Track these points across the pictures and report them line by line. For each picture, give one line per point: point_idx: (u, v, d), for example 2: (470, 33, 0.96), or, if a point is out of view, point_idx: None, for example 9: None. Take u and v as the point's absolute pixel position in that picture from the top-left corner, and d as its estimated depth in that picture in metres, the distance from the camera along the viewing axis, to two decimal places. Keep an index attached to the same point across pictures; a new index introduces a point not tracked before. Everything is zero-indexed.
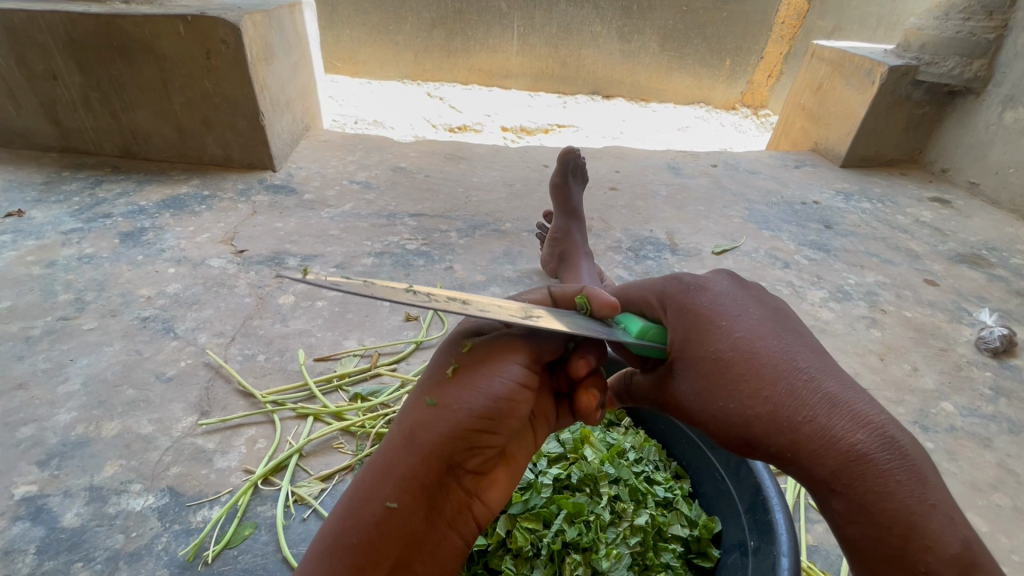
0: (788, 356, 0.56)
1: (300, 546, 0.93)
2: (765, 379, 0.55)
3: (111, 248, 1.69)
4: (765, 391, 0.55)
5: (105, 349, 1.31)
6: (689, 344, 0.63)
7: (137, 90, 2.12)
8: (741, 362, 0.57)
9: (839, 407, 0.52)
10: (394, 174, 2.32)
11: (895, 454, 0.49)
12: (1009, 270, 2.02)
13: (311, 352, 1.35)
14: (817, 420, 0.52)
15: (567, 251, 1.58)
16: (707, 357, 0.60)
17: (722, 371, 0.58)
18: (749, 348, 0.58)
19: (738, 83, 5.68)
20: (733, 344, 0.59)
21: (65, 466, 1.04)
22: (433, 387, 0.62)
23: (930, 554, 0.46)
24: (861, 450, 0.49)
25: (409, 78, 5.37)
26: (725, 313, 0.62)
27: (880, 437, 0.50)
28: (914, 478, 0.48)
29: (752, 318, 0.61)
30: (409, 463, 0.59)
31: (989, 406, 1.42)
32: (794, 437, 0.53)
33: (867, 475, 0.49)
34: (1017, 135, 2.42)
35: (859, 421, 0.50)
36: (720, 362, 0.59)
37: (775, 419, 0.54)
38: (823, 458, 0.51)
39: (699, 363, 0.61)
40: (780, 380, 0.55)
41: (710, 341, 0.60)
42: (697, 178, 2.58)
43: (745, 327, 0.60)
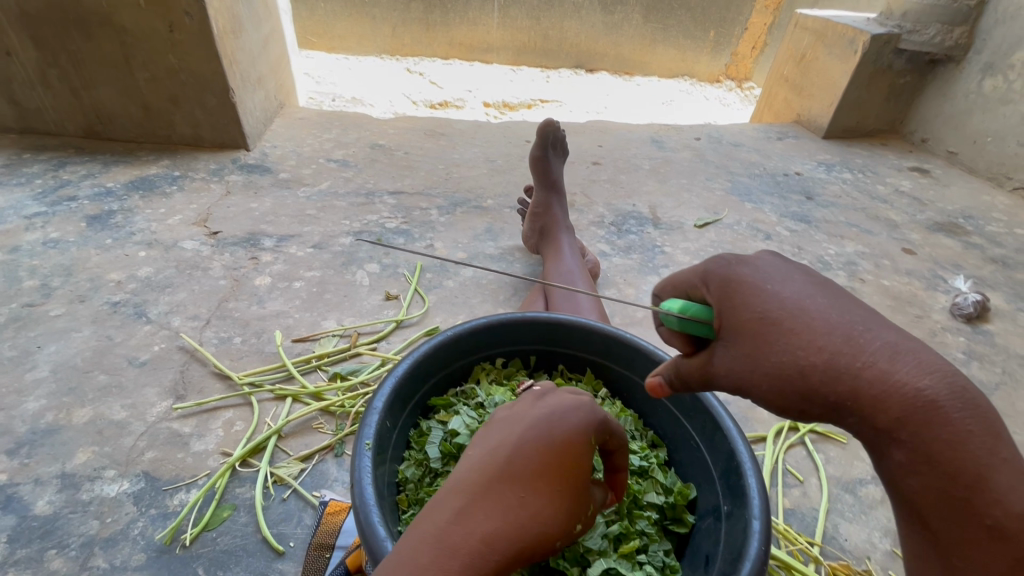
0: (845, 313, 0.52)
1: (279, 526, 0.93)
2: (819, 331, 0.51)
3: (77, 231, 1.64)
4: (822, 341, 0.51)
5: (74, 335, 1.28)
6: (731, 309, 0.57)
7: (97, 66, 2.03)
8: (797, 319, 0.53)
9: (902, 355, 0.49)
10: (372, 151, 2.27)
11: (964, 402, 0.48)
12: (985, 237, 2.05)
13: (289, 333, 1.33)
14: (880, 365, 0.49)
15: (547, 226, 1.57)
16: (755, 319, 0.55)
17: (777, 331, 0.53)
18: (800, 308, 0.53)
19: (722, 55, 5.62)
20: (784, 304, 0.54)
21: (36, 454, 1.02)
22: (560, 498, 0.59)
23: (999, 506, 0.47)
24: (928, 396, 0.48)
25: (387, 53, 5.22)
26: (770, 277, 0.57)
27: (947, 384, 0.48)
28: (985, 429, 0.48)
29: (799, 280, 0.56)
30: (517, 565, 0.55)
31: (961, 369, 1.45)
32: (856, 385, 0.50)
33: (936, 423, 0.48)
34: (995, 104, 2.44)
35: (925, 368, 0.49)
36: (769, 321, 0.54)
37: (836, 369, 0.50)
38: (888, 405, 0.49)
39: (747, 326, 0.55)
40: (840, 333, 0.51)
41: (757, 303, 0.55)
42: (680, 151, 2.57)
43: (794, 289, 0.55)
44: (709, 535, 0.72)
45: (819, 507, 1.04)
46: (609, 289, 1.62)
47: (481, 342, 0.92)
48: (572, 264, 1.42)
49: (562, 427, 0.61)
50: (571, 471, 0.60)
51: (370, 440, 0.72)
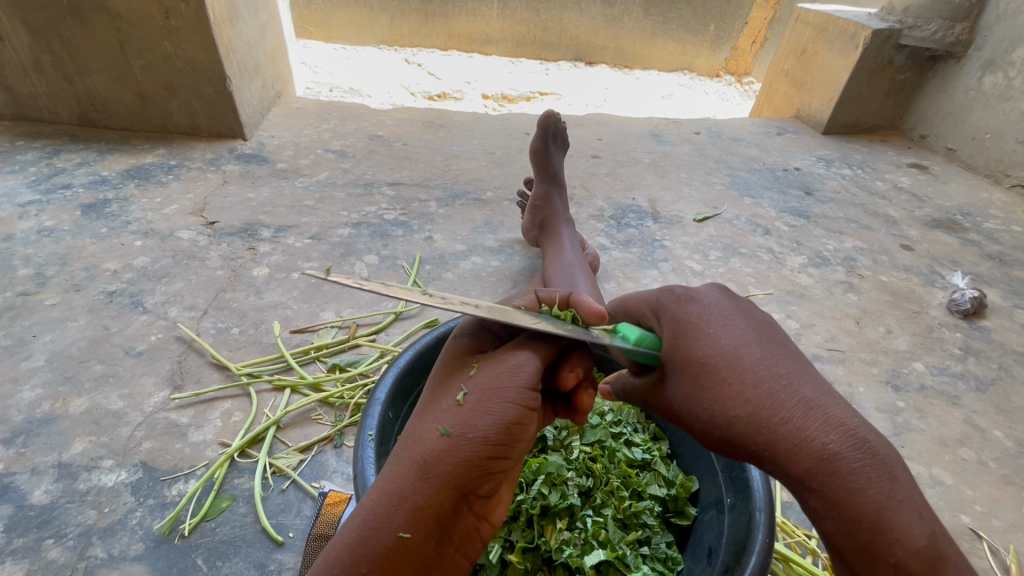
0: (770, 363, 0.55)
1: (278, 516, 0.93)
2: (746, 382, 0.55)
3: (72, 220, 1.62)
4: (747, 393, 0.54)
5: (70, 324, 1.27)
6: (676, 350, 0.62)
7: (91, 52, 2.00)
8: (726, 368, 0.57)
9: (815, 408, 0.51)
10: (370, 142, 2.25)
11: (866, 453, 0.49)
12: (982, 234, 2.06)
13: (287, 324, 1.32)
14: (792, 420, 0.52)
15: (548, 218, 1.56)
16: (694, 362, 0.59)
17: (708, 377, 0.57)
18: (734, 355, 0.57)
19: (722, 49, 5.59)
20: (719, 350, 0.58)
21: (32, 443, 1.01)
22: (442, 413, 0.60)
23: (899, 547, 0.46)
24: (833, 450, 0.49)
25: (386, 43, 5.16)
26: (713, 320, 0.61)
27: (850, 435, 0.50)
28: (883, 475, 0.48)
29: (738, 326, 0.60)
30: (416, 489, 0.57)
31: (958, 365, 1.46)
32: (772, 438, 0.52)
33: (840, 472, 0.49)
34: (995, 101, 2.44)
35: (832, 422, 0.50)
36: (705, 366, 0.58)
37: (756, 420, 0.53)
38: (799, 456, 0.51)
39: (687, 369, 0.60)
40: (761, 385, 0.54)
41: (699, 345, 0.59)
42: (680, 145, 2.56)
43: (732, 334, 0.59)
44: (712, 528, 0.72)
45: None
46: (609, 283, 1.62)
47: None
48: (571, 257, 1.41)
49: (454, 365, 0.66)
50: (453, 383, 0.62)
51: (373, 431, 0.72)
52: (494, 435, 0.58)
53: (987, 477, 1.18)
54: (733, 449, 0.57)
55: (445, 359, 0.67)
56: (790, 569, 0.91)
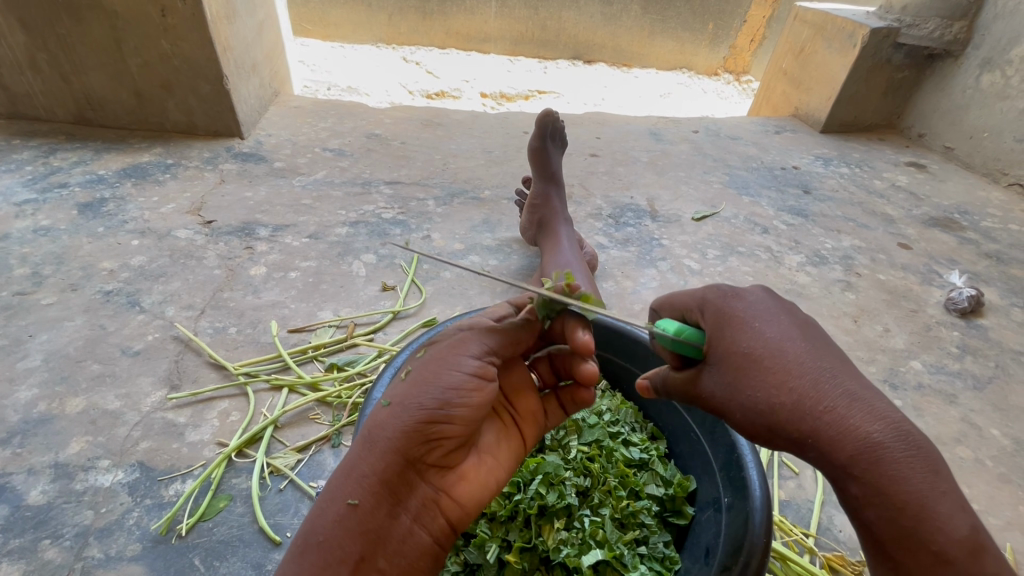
0: (817, 358, 0.56)
1: (276, 516, 0.93)
2: (793, 373, 0.55)
3: (69, 219, 1.61)
4: (793, 383, 0.55)
5: (66, 324, 1.26)
6: (719, 342, 0.60)
7: (87, 50, 1.99)
8: (771, 359, 0.56)
9: (859, 401, 0.53)
10: (368, 141, 2.24)
11: (907, 445, 0.51)
12: (980, 232, 2.06)
13: (285, 323, 1.32)
14: (838, 410, 0.52)
15: (546, 217, 1.56)
16: (738, 353, 0.58)
17: (751, 367, 0.57)
18: (780, 348, 0.56)
19: (721, 48, 5.59)
20: (766, 343, 0.57)
21: (29, 443, 1.01)
22: (392, 389, 0.63)
23: (941, 533, 0.48)
24: (876, 440, 0.51)
25: (383, 41, 5.15)
26: (758, 314, 0.60)
27: (893, 428, 0.51)
28: (924, 467, 0.50)
29: (782, 321, 0.59)
30: (361, 461, 0.59)
31: (955, 363, 1.46)
32: (817, 427, 0.53)
33: (882, 461, 0.50)
34: (992, 100, 2.45)
35: (876, 414, 0.52)
36: (751, 357, 0.57)
37: (802, 410, 0.53)
38: (843, 444, 0.52)
39: (729, 358, 0.59)
40: (807, 377, 0.54)
41: (744, 337, 0.58)
42: (678, 144, 2.55)
43: (778, 329, 0.58)
44: (709, 527, 0.72)
45: (814, 499, 1.05)
46: (607, 282, 1.62)
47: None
48: (569, 256, 1.41)
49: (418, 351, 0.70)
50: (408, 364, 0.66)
51: None
52: (429, 402, 0.59)
53: (984, 475, 1.18)
54: (769, 436, 0.57)
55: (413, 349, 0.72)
56: (786, 569, 0.91)
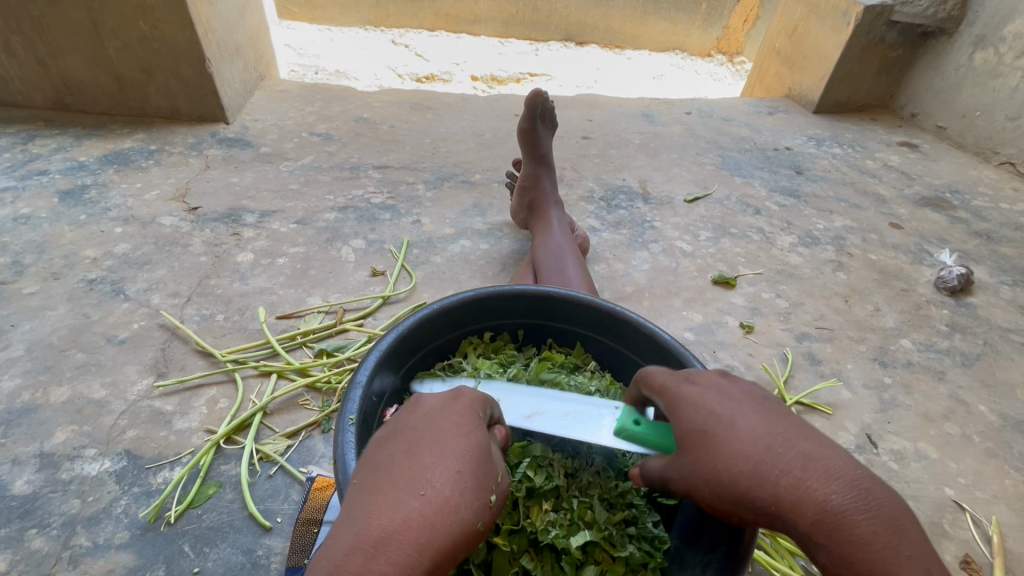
0: (769, 426, 0.57)
1: (266, 502, 0.92)
2: (743, 440, 0.56)
3: (49, 207, 1.58)
4: (745, 450, 0.55)
5: (49, 313, 1.24)
6: (678, 418, 0.63)
7: (63, 33, 1.93)
8: (725, 432, 0.58)
9: (814, 462, 0.52)
10: (356, 125, 2.20)
11: (869, 505, 0.49)
12: (970, 211, 2.06)
13: (272, 310, 1.30)
14: (793, 474, 0.52)
15: (536, 200, 1.54)
16: (693, 429, 0.60)
17: (707, 441, 0.59)
18: (730, 420, 0.58)
19: (714, 28, 5.53)
20: (715, 416, 0.59)
21: (13, 433, 1.00)
22: (482, 501, 0.56)
23: None
24: (836, 503, 0.49)
25: (372, 24, 5.04)
26: (710, 392, 0.62)
27: (850, 488, 0.50)
28: (890, 526, 0.48)
29: (731, 396, 0.61)
30: (415, 532, 0.50)
31: (944, 341, 1.47)
32: (774, 492, 0.52)
33: (845, 528, 0.48)
34: (985, 77, 2.43)
35: (834, 475, 0.51)
36: (700, 432, 0.59)
37: (757, 474, 0.54)
38: (803, 511, 0.51)
39: (688, 435, 0.61)
40: (760, 443, 0.55)
41: (696, 414, 0.61)
42: (671, 125, 2.53)
43: (727, 403, 0.60)
44: (697, 506, 0.73)
45: None
46: (598, 265, 1.61)
47: (450, 320, 0.90)
48: (559, 240, 1.40)
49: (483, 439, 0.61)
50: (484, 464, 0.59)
51: (354, 415, 0.70)
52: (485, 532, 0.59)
53: (971, 450, 1.20)
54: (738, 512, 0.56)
55: (484, 432, 0.61)
56: (776, 545, 0.93)
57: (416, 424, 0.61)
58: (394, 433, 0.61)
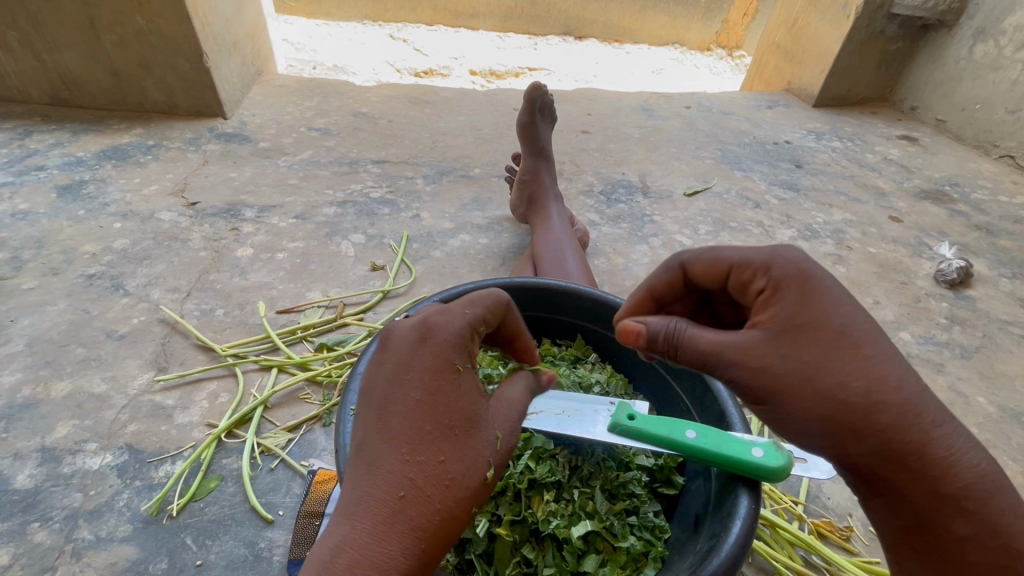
0: (879, 347, 0.57)
1: (268, 495, 0.93)
2: (867, 356, 0.55)
3: (47, 203, 1.57)
4: (868, 366, 0.55)
5: (49, 308, 1.24)
6: (793, 310, 0.57)
7: (60, 28, 1.92)
8: (855, 339, 0.56)
9: (921, 397, 0.56)
10: (355, 119, 2.20)
11: (944, 442, 0.56)
12: (970, 204, 2.06)
13: (272, 304, 1.30)
14: (907, 402, 0.55)
15: (536, 193, 1.54)
16: (816, 323, 0.56)
17: (843, 343, 0.55)
18: (852, 330, 0.56)
19: (713, 22, 5.51)
20: (839, 320, 0.56)
21: (14, 428, 1.00)
22: (470, 483, 0.58)
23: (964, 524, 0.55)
24: (933, 436, 0.55)
25: (369, 18, 5.00)
26: (825, 291, 0.58)
27: (950, 425, 0.56)
28: (959, 466, 0.56)
29: (844, 302, 0.58)
30: (402, 532, 0.52)
31: (944, 334, 1.47)
32: (887, 414, 0.54)
33: (933, 459, 0.55)
34: (985, 70, 2.43)
35: (931, 413, 0.56)
36: (828, 333, 0.56)
37: (876, 395, 0.54)
38: (907, 438, 0.54)
39: (811, 328, 0.56)
40: (878, 364, 0.56)
41: (821, 313, 0.57)
42: (670, 119, 2.52)
43: (843, 308, 0.57)
44: (698, 496, 0.72)
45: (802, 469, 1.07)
46: (598, 259, 1.61)
47: None
48: (559, 233, 1.40)
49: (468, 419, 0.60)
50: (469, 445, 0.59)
51: (355, 406, 0.70)
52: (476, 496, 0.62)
53: None
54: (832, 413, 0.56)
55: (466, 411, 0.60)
56: (775, 535, 0.94)
57: (388, 399, 0.58)
58: (368, 407, 0.58)
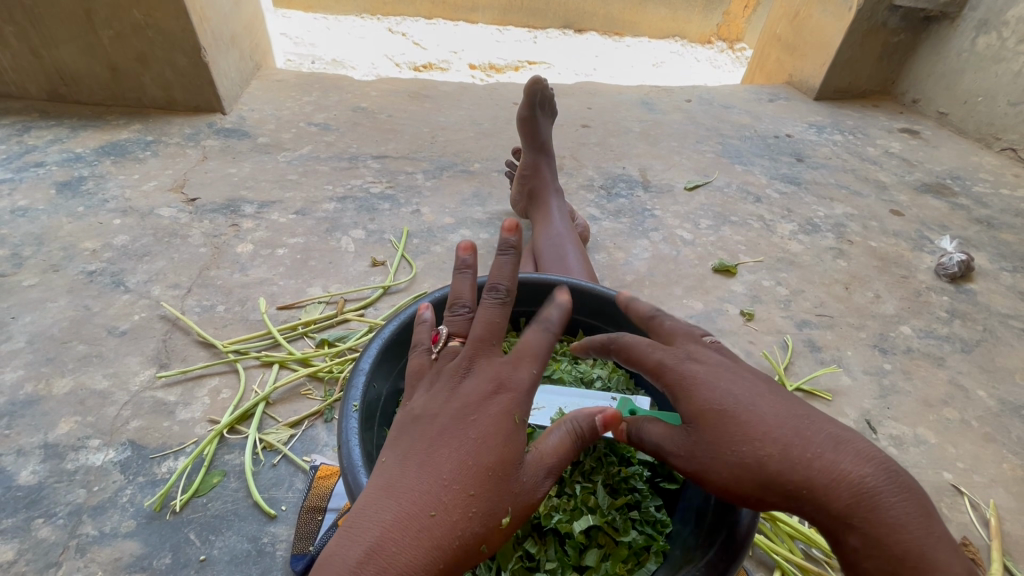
0: (790, 412, 0.63)
1: (270, 490, 0.93)
2: (773, 424, 0.61)
3: (47, 199, 1.57)
4: (774, 433, 0.61)
5: (49, 305, 1.24)
6: (688, 399, 0.66)
7: (57, 23, 1.91)
8: (745, 414, 0.62)
9: (843, 445, 0.59)
10: (354, 114, 2.19)
11: (895, 484, 0.57)
12: (971, 198, 2.06)
13: (273, 300, 1.30)
14: (825, 456, 0.58)
15: (536, 188, 1.54)
16: (714, 408, 0.64)
17: (733, 420, 0.62)
18: (752, 403, 0.64)
19: (714, 14, 5.47)
20: (734, 399, 0.64)
21: (17, 424, 1.00)
22: (489, 530, 0.55)
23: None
24: (871, 484, 0.56)
25: (368, 12, 4.97)
26: (722, 375, 0.67)
27: (883, 470, 0.57)
28: (919, 509, 0.56)
29: (747, 383, 0.66)
30: (422, 550, 0.51)
31: (944, 328, 1.47)
32: (809, 474, 0.58)
33: (879, 509, 0.55)
34: (987, 63, 2.41)
35: (866, 459, 0.58)
36: (726, 411, 0.63)
37: (790, 457, 0.59)
38: (839, 494, 0.57)
39: (704, 415, 0.64)
40: (787, 426, 0.61)
41: (709, 396, 0.65)
42: (671, 113, 2.51)
43: (742, 386, 0.65)
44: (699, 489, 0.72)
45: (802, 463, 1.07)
46: (598, 253, 1.60)
47: None
48: (560, 229, 1.39)
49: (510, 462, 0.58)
50: (500, 487, 0.56)
51: (357, 402, 0.71)
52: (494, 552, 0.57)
53: (969, 435, 1.21)
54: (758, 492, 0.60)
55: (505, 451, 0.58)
56: (776, 529, 0.94)
57: (442, 430, 0.58)
58: (421, 432, 0.59)
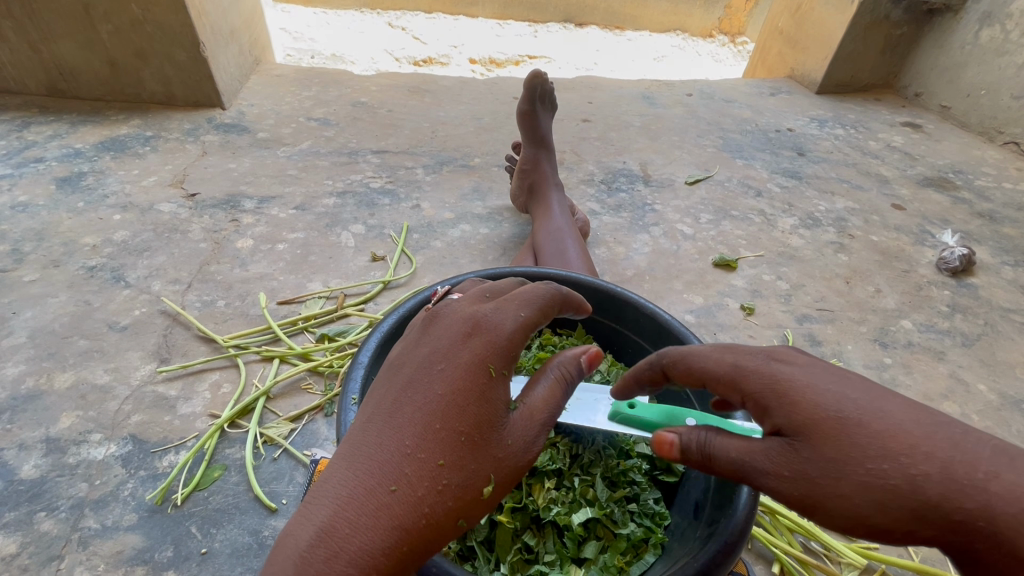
0: (931, 418, 0.51)
1: (271, 484, 0.94)
2: (918, 436, 0.49)
3: (47, 194, 1.57)
4: (923, 447, 0.49)
5: (50, 300, 1.24)
6: (792, 407, 0.53)
7: (55, 17, 1.90)
8: (875, 423, 0.50)
9: (1015, 459, 0.48)
10: (354, 109, 2.18)
11: None
12: (974, 192, 2.05)
13: (273, 296, 1.30)
14: (1000, 475, 0.47)
15: (537, 182, 1.53)
16: (832, 418, 0.51)
17: (863, 433, 0.50)
18: (880, 409, 0.51)
19: (716, 8, 5.44)
20: (858, 406, 0.51)
21: (18, 419, 1.00)
22: (463, 499, 0.54)
23: None
24: None
25: (368, 7, 4.95)
26: (828, 377, 0.54)
27: None
28: None
29: (862, 383, 0.54)
30: (383, 528, 0.51)
31: (945, 322, 1.47)
32: (983, 500, 0.46)
33: None
34: (990, 56, 2.40)
35: None
36: (848, 422, 0.51)
37: (953, 478, 0.47)
38: None
39: (819, 425, 0.51)
40: (939, 437, 0.49)
41: (824, 401, 0.52)
42: (672, 107, 2.50)
43: (858, 389, 0.53)
44: (698, 483, 0.73)
45: None
46: (599, 248, 1.60)
47: None
48: (560, 224, 1.39)
49: (484, 426, 0.57)
50: (472, 455, 0.56)
51: (356, 395, 0.70)
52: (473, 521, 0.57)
53: None
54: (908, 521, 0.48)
55: (479, 411, 0.57)
56: (775, 523, 0.95)
57: (410, 387, 0.58)
58: (390, 389, 0.59)
